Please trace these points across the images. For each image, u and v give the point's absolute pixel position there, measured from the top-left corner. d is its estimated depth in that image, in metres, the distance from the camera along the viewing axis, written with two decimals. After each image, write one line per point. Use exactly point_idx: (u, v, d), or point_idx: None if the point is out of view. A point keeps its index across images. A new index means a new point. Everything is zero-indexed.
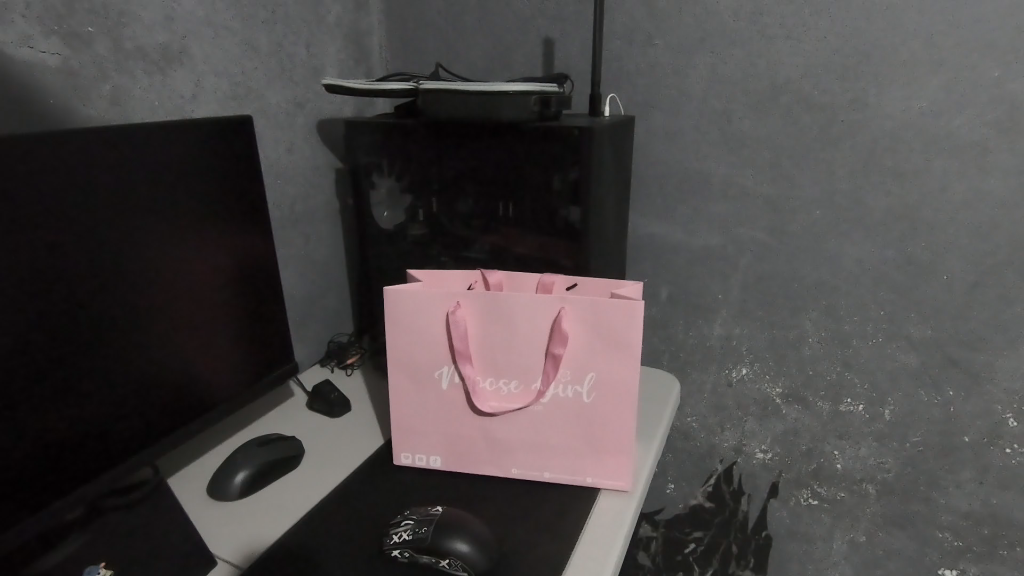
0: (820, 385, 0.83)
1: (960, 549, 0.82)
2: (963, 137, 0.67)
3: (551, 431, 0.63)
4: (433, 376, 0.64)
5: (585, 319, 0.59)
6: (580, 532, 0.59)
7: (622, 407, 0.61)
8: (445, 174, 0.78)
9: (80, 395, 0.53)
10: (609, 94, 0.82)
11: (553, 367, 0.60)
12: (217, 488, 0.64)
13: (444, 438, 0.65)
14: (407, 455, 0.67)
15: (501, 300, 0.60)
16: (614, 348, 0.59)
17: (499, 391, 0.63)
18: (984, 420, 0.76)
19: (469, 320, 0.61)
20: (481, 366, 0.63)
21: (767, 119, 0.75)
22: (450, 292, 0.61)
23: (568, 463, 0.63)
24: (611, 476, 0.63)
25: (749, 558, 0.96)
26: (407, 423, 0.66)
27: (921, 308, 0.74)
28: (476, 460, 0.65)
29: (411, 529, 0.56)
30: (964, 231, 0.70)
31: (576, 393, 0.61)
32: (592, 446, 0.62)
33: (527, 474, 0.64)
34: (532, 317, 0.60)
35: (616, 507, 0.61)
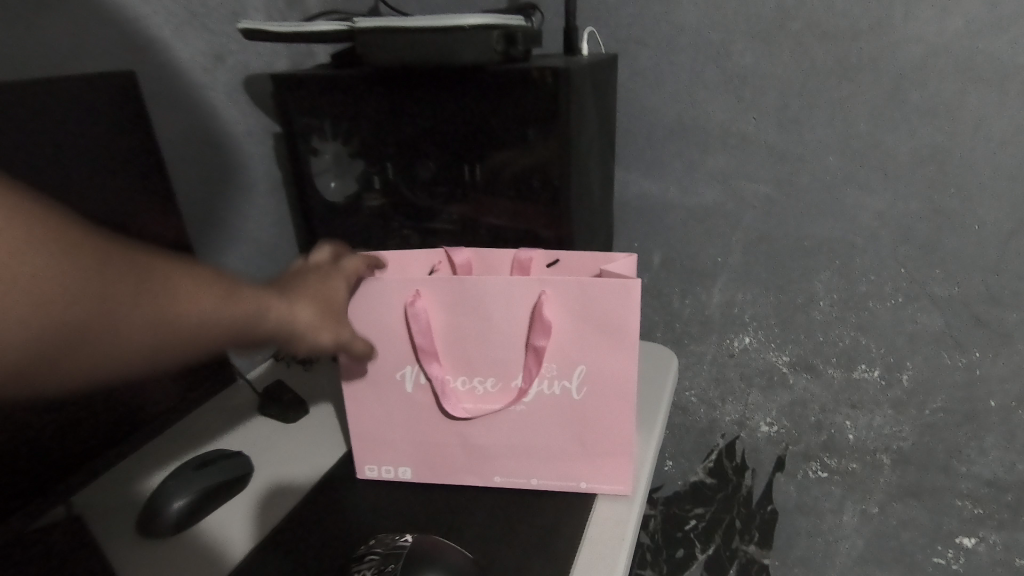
0: (832, 352, 0.75)
1: (980, 517, 0.76)
2: (1005, 62, 0.57)
3: (536, 435, 0.53)
4: (394, 378, 0.54)
5: (569, 305, 0.49)
6: (576, 550, 0.50)
7: (618, 405, 0.51)
8: (399, 134, 0.66)
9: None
10: (587, 28, 0.70)
11: (535, 361, 0.50)
12: (148, 523, 0.54)
13: (413, 447, 0.56)
14: (372, 467, 0.58)
15: (467, 286, 0.50)
16: (607, 337, 0.49)
17: (474, 391, 0.54)
18: (1014, 383, 0.69)
19: (432, 311, 0.51)
20: (450, 363, 0.53)
21: (774, 51, 0.64)
22: (406, 280, 0.50)
23: (559, 469, 0.55)
24: (608, 480, 0.54)
25: (754, 532, 0.90)
26: (369, 433, 0.56)
27: (948, 262, 0.66)
28: (451, 471, 0.56)
29: (375, 566, 0.47)
30: (1001, 172, 0.60)
31: (564, 390, 0.52)
32: (585, 448, 0.53)
33: (511, 482, 0.56)
34: (506, 304, 0.50)
35: (616, 515, 0.53)
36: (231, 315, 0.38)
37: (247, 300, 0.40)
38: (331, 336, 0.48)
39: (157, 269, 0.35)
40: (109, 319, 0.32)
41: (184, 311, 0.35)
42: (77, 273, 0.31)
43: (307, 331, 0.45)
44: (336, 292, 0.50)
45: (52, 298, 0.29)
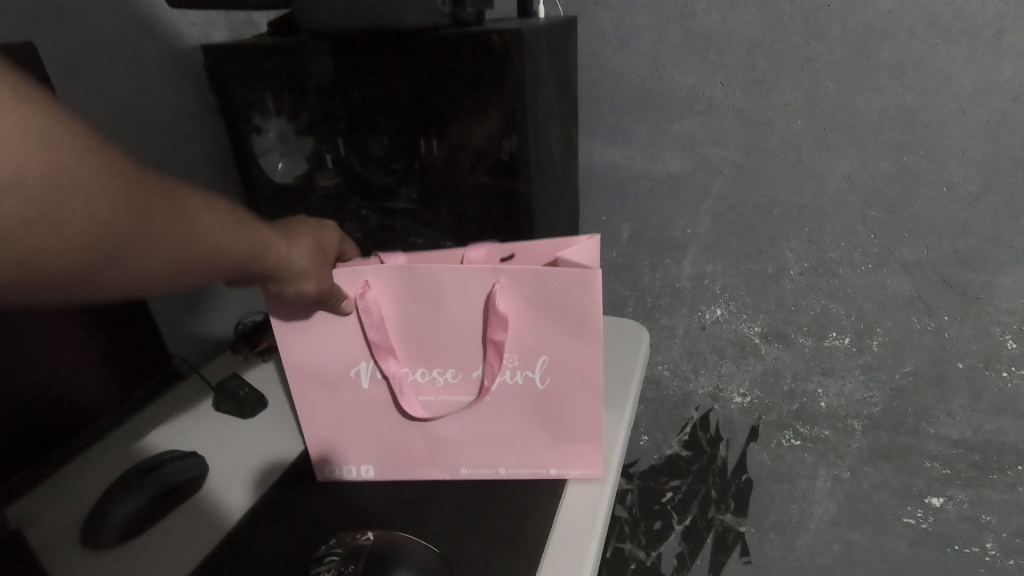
0: (803, 321, 0.75)
1: (949, 476, 0.77)
2: (974, 14, 0.55)
3: (501, 424, 0.51)
4: (347, 377, 0.50)
5: (527, 294, 0.45)
6: (546, 536, 0.49)
7: (584, 394, 0.49)
8: (349, 106, 0.62)
9: None
10: None
11: (494, 354, 0.47)
12: (90, 532, 0.51)
13: (374, 443, 0.53)
14: (333, 468, 0.54)
15: (416, 277, 0.46)
16: (569, 326, 0.46)
17: (435, 382, 0.50)
18: (981, 344, 0.69)
19: (382, 305, 0.48)
20: (407, 357, 0.50)
21: (738, 9, 0.61)
22: (348, 273, 0.45)
23: (527, 458, 0.53)
24: (578, 465, 0.52)
25: (729, 501, 0.91)
26: (325, 436, 0.53)
27: (916, 225, 0.65)
28: (416, 467, 0.54)
29: (335, 568, 0.44)
30: (970, 131, 0.59)
31: (528, 380, 0.49)
32: (552, 436, 0.51)
33: (478, 473, 0.54)
34: (461, 294, 0.46)
35: (587, 499, 0.51)
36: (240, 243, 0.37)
37: (251, 232, 0.39)
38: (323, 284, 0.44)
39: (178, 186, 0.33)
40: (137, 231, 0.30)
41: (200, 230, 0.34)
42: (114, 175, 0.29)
43: (301, 270, 0.43)
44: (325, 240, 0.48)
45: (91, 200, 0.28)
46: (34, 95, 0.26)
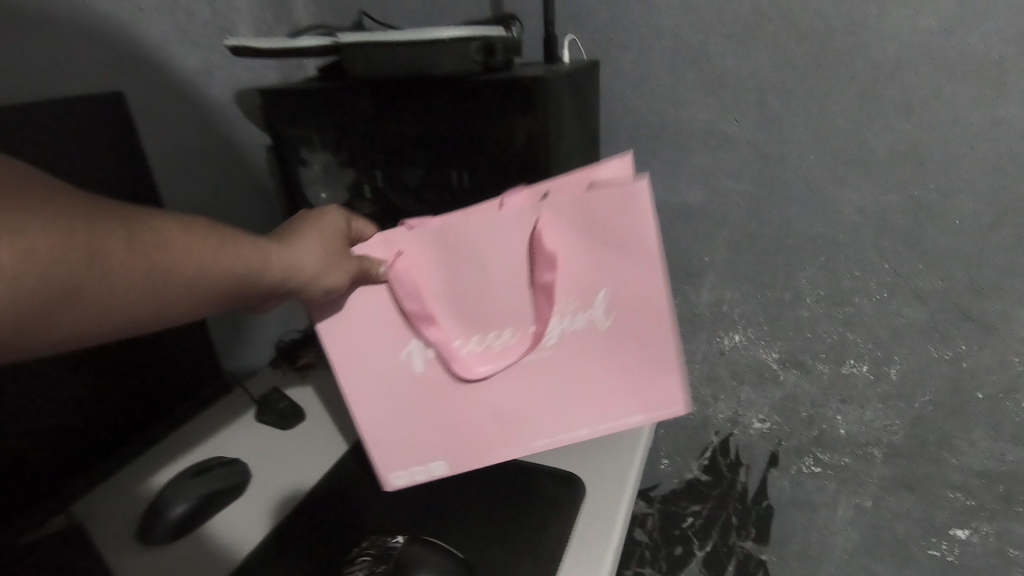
0: (820, 347, 0.76)
1: (973, 508, 0.77)
2: (979, 55, 0.57)
3: (568, 376, 0.49)
4: (401, 359, 0.50)
5: (570, 223, 0.43)
6: (563, 549, 0.51)
7: (653, 319, 0.46)
8: (388, 142, 0.67)
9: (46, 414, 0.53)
10: (567, 35, 0.70)
11: (545, 297, 0.46)
12: (147, 529, 0.56)
13: (437, 437, 0.53)
14: (400, 473, 0.55)
15: (455, 233, 0.45)
16: (622, 250, 0.44)
17: (491, 347, 0.50)
18: (1000, 373, 0.69)
19: (423, 273, 0.48)
20: (460, 325, 0.49)
21: (751, 52, 0.65)
22: (385, 242, 0.47)
23: (603, 410, 0.50)
24: (661, 404, 0.49)
25: (750, 528, 0.92)
26: (381, 430, 0.53)
27: (930, 256, 0.67)
28: (484, 447, 0.52)
29: (367, 567, 0.49)
30: (978, 165, 0.61)
31: (590, 322, 0.47)
32: (627, 373, 0.49)
33: (556, 441, 0.51)
34: (500, 243, 0.45)
35: (603, 519, 0.53)
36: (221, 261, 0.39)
37: (237, 248, 0.40)
38: (345, 271, 0.46)
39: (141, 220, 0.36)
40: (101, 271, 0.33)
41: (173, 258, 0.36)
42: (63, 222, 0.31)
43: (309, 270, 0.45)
44: (335, 228, 0.48)
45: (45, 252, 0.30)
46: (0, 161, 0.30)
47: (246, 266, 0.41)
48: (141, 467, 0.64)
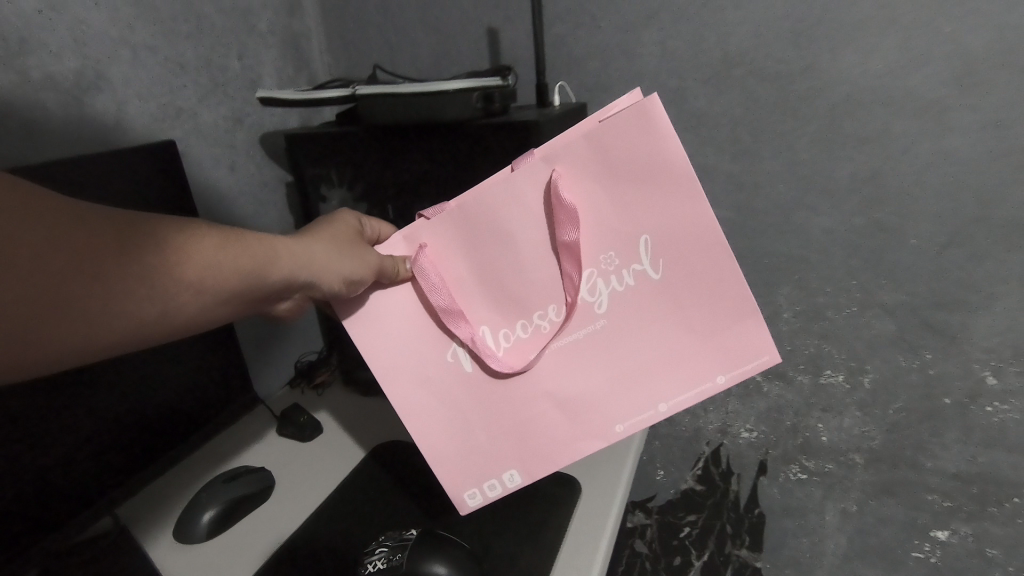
0: (799, 359, 0.82)
1: (950, 509, 0.82)
2: (922, 94, 0.64)
3: (632, 345, 0.49)
4: (445, 364, 0.50)
5: (587, 167, 0.44)
6: (561, 539, 0.57)
7: (705, 256, 0.46)
8: (399, 178, 0.72)
9: (87, 442, 0.57)
10: (557, 82, 0.78)
11: (569, 255, 0.46)
12: (183, 530, 0.62)
13: (508, 442, 0.52)
14: (471, 492, 0.53)
15: (471, 207, 0.47)
16: (650, 181, 0.44)
17: (541, 330, 0.50)
18: (964, 380, 0.75)
19: (445, 263, 0.49)
20: (501, 313, 0.50)
21: (721, 94, 0.72)
22: (404, 237, 0.48)
23: (680, 375, 0.49)
24: (744, 357, 0.48)
25: (744, 535, 0.96)
26: (441, 451, 0.52)
27: (894, 273, 0.73)
28: (552, 446, 0.51)
29: (385, 556, 0.54)
30: (929, 191, 0.68)
31: (639, 276, 0.47)
32: (694, 330, 0.48)
33: (638, 423, 0.50)
34: (520, 208, 0.46)
35: (597, 516, 0.59)
36: (216, 262, 0.40)
37: (244, 246, 0.41)
38: (368, 265, 0.46)
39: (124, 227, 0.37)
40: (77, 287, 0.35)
41: (161, 263, 0.37)
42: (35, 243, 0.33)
43: (327, 264, 0.46)
44: (348, 226, 0.51)
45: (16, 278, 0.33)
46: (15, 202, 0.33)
47: (254, 263, 0.41)
48: (177, 476, 0.70)
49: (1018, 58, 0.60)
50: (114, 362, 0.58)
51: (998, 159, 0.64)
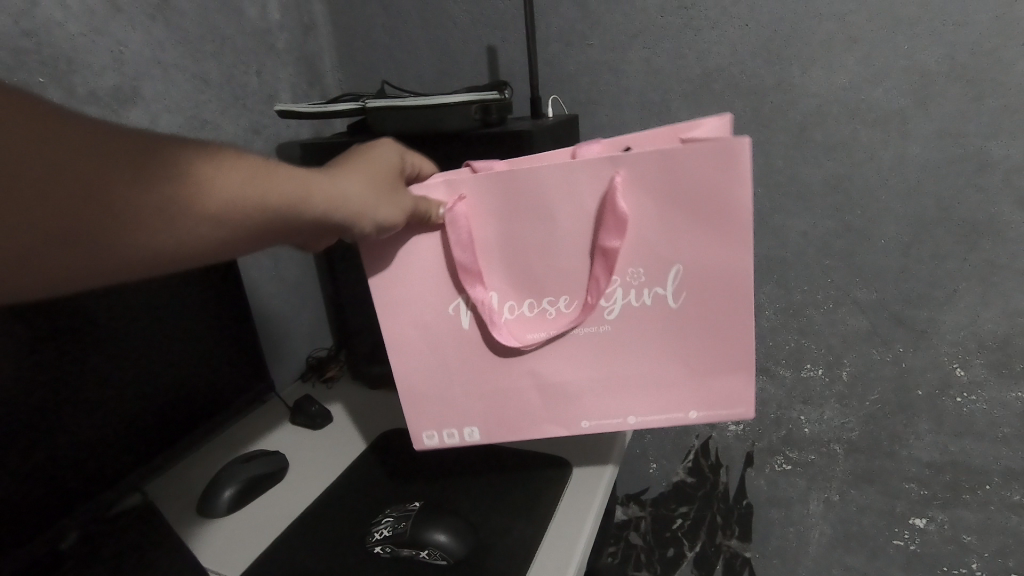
0: (781, 354, 0.87)
1: (926, 497, 0.86)
2: (884, 106, 0.70)
3: (633, 359, 0.54)
4: (445, 314, 0.53)
5: (652, 182, 0.46)
6: (552, 515, 0.62)
7: (722, 299, 0.50)
8: None
9: (115, 420, 0.61)
10: (551, 95, 0.84)
11: (603, 264, 0.49)
12: (206, 506, 0.67)
13: (483, 407, 0.57)
14: (430, 434, 0.59)
15: (522, 179, 0.48)
16: (705, 215, 0.47)
17: (545, 316, 0.53)
18: (934, 372, 0.80)
19: (478, 222, 0.50)
20: (513, 288, 0.53)
21: (702, 105, 0.78)
22: (445, 183, 0.49)
23: (659, 399, 0.55)
24: (720, 404, 0.54)
25: (733, 526, 1.00)
26: (413, 385, 0.57)
27: (866, 272, 0.78)
28: (521, 420, 0.57)
29: (391, 525, 0.59)
30: (895, 194, 0.73)
31: (658, 299, 0.51)
32: (685, 367, 0.53)
33: (602, 425, 0.57)
34: (571, 198, 0.48)
35: (583, 496, 0.64)
36: (239, 192, 0.39)
37: (271, 179, 0.41)
38: (402, 209, 0.47)
39: (139, 150, 0.36)
40: (88, 211, 0.34)
41: (178, 190, 0.37)
42: (45, 164, 0.33)
43: (362, 205, 0.46)
44: (387, 162, 0.50)
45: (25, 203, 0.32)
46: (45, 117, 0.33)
47: (282, 197, 0.41)
48: (201, 460, 0.77)
49: (968, 73, 0.65)
50: (141, 348, 0.62)
51: (955, 165, 0.69)
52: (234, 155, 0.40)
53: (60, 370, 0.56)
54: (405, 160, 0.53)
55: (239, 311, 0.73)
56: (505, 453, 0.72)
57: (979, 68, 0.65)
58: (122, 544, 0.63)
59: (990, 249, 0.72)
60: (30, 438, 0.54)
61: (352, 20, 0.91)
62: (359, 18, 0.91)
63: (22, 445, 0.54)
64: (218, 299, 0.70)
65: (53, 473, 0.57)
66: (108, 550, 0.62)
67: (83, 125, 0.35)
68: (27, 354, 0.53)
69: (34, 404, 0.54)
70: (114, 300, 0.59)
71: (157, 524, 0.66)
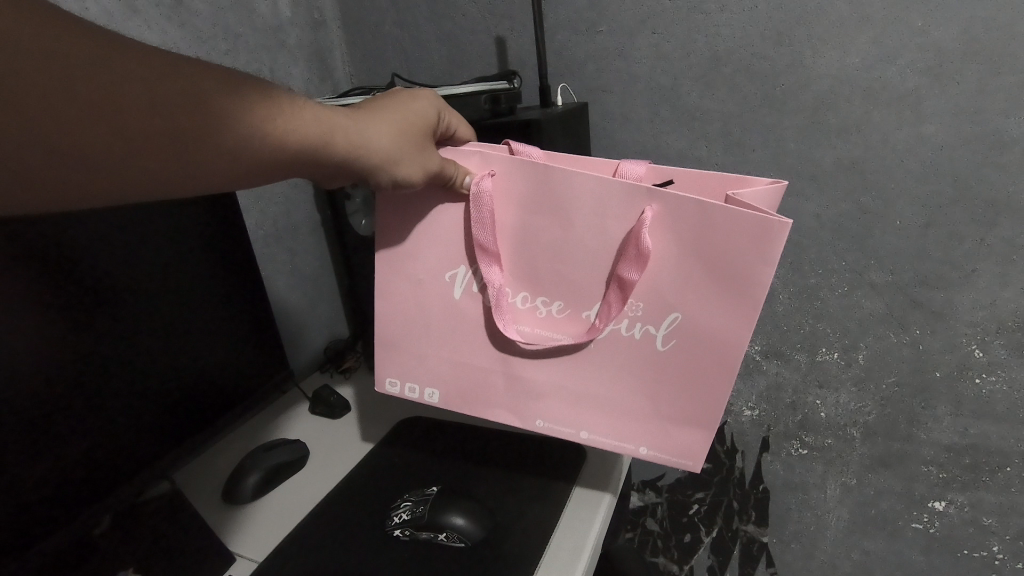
0: (795, 338, 0.87)
1: (946, 480, 0.86)
2: (899, 85, 0.69)
3: (608, 384, 0.54)
4: (441, 279, 0.54)
5: (681, 231, 0.46)
6: (557, 522, 0.61)
7: (705, 357, 0.50)
8: None
9: (145, 404, 0.63)
10: (560, 84, 0.85)
11: (619, 294, 0.49)
12: (232, 493, 0.69)
13: (447, 368, 0.58)
14: (392, 382, 0.61)
15: (557, 184, 0.48)
16: (719, 276, 0.46)
17: (536, 312, 0.54)
18: (953, 353, 0.79)
19: (501, 206, 0.50)
20: (519, 279, 0.53)
21: (713, 89, 0.77)
22: (480, 154, 0.49)
23: (619, 428, 0.55)
24: (671, 453, 0.55)
25: (750, 511, 1.01)
26: (388, 335, 0.59)
27: (882, 254, 0.77)
28: (480, 399, 0.58)
29: (410, 509, 0.61)
30: (911, 174, 0.72)
31: (647, 335, 0.51)
32: (647, 405, 0.53)
33: (552, 429, 0.57)
34: (596, 217, 0.48)
35: (593, 497, 0.64)
36: (259, 133, 0.40)
37: (290, 122, 0.41)
38: (424, 169, 0.47)
39: (167, 80, 0.37)
40: (111, 135, 0.36)
41: (200, 124, 0.38)
42: (74, 81, 0.34)
43: (384, 158, 0.46)
44: (422, 119, 0.49)
45: (53, 120, 0.34)
46: (66, 42, 0.34)
47: (301, 142, 0.42)
48: (226, 447, 0.79)
49: (984, 49, 0.64)
50: (167, 336, 0.64)
51: (971, 143, 0.68)
52: (264, 96, 0.41)
53: (93, 357, 0.57)
54: (441, 117, 0.52)
55: (259, 305, 0.75)
56: (499, 443, 0.73)
57: (995, 44, 0.64)
58: (155, 528, 0.65)
59: (1009, 228, 0.70)
60: (61, 422, 0.56)
61: (362, 15, 0.92)
62: (368, 12, 0.91)
63: (59, 432, 0.56)
64: (239, 293, 0.72)
65: (89, 459, 0.59)
66: (143, 533, 0.65)
67: (116, 45, 0.36)
68: (60, 341, 0.55)
69: (69, 392, 0.56)
70: (140, 287, 0.61)
71: (184, 507, 0.68)
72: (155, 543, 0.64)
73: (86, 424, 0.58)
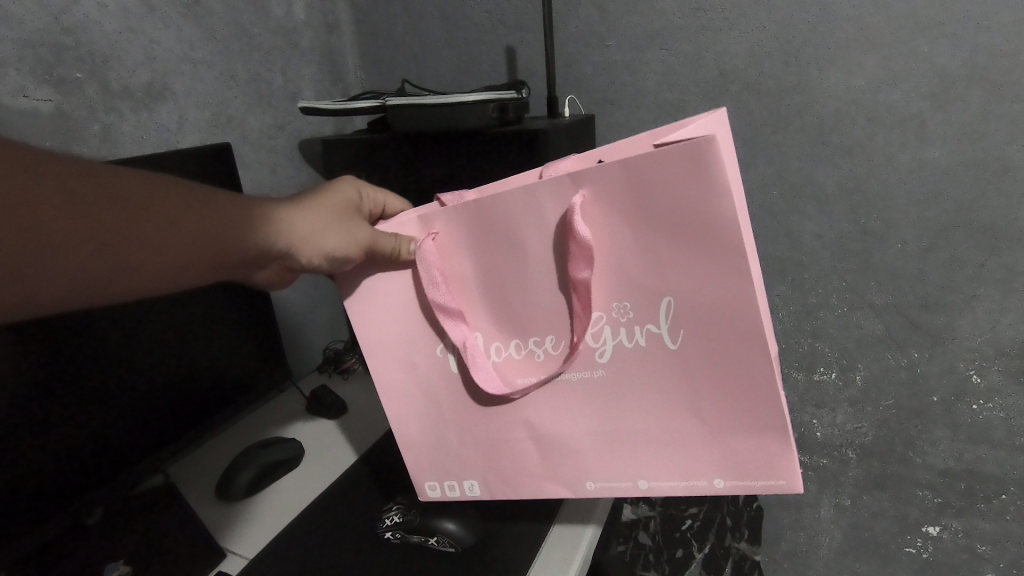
0: (794, 357, 0.87)
1: (941, 505, 0.85)
2: (903, 109, 0.69)
3: (642, 416, 0.50)
4: (433, 357, 0.53)
5: (622, 203, 0.44)
6: (540, 539, 0.60)
7: (725, 333, 0.45)
8: (423, 182, 0.78)
9: (136, 396, 0.63)
10: (568, 95, 0.85)
11: (581, 300, 0.47)
12: (223, 491, 0.70)
13: (474, 452, 0.56)
14: (433, 487, 0.58)
15: (488, 208, 0.47)
16: (684, 232, 0.43)
17: (534, 357, 0.52)
18: (950, 377, 0.79)
19: (451, 261, 0.51)
20: (497, 328, 0.52)
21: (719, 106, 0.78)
22: (417, 218, 0.50)
23: (677, 465, 0.50)
24: (747, 459, 0.48)
25: (743, 528, 0.99)
26: (411, 436, 0.57)
27: (881, 276, 0.78)
28: (520, 473, 0.55)
29: (401, 512, 0.61)
30: (913, 197, 0.72)
31: (654, 336, 0.47)
32: (700, 422, 0.49)
33: (608, 488, 0.53)
34: (539, 221, 0.47)
35: (576, 530, 0.60)
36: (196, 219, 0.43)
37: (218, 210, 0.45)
38: (355, 243, 0.49)
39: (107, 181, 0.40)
40: (57, 235, 0.37)
41: (138, 219, 0.41)
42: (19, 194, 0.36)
43: (307, 236, 0.50)
44: (344, 201, 0.54)
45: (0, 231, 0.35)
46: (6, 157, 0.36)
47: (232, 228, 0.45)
48: (221, 444, 0.79)
49: (988, 75, 0.65)
50: (161, 330, 0.64)
51: (974, 169, 0.69)
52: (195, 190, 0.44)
53: (83, 347, 0.58)
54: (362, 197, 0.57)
55: (257, 300, 0.75)
56: None
57: (998, 71, 0.64)
58: (141, 525, 0.65)
59: (1009, 254, 0.71)
60: (48, 407, 0.56)
61: (374, 21, 0.93)
62: (381, 18, 0.93)
63: (48, 419, 0.56)
64: (237, 289, 0.72)
65: (78, 445, 0.59)
66: (135, 525, 0.65)
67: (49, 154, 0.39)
68: (48, 329, 0.55)
69: (59, 376, 0.56)
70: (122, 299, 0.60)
71: (174, 502, 0.68)
72: (142, 538, 0.64)
73: (75, 411, 0.58)
